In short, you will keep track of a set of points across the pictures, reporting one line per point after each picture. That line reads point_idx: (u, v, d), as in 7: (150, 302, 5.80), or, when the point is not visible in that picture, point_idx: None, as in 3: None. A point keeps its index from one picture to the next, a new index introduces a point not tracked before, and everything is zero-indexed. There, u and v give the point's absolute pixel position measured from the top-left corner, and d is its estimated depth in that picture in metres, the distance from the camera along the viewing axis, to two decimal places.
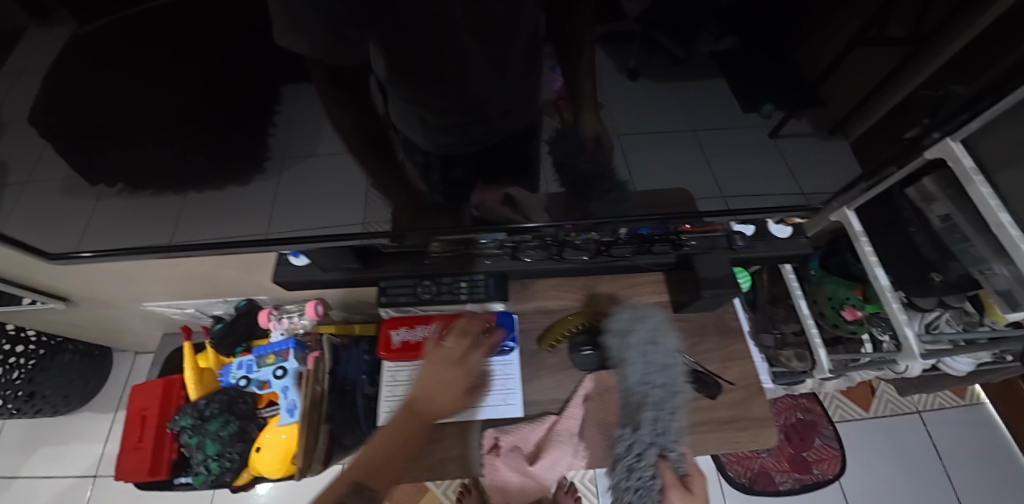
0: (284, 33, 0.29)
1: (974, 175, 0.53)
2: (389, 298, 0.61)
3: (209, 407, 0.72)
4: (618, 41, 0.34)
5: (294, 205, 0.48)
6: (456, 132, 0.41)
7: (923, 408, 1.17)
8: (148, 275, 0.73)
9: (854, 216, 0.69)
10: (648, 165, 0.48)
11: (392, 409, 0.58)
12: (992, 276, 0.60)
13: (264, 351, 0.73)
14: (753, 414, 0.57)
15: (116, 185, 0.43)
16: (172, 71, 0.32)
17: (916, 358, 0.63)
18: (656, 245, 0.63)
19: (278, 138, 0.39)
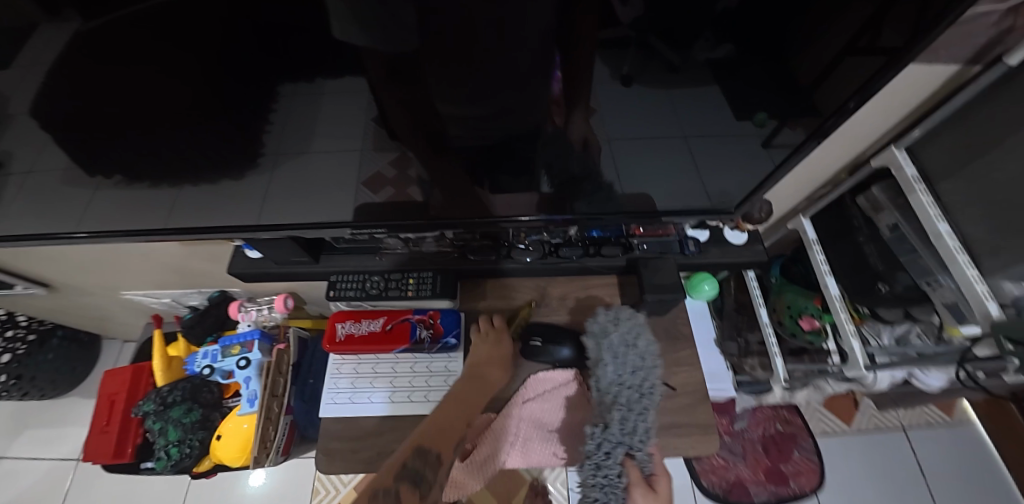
0: (281, 32, 0.30)
1: (915, 183, 0.57)
2: (338, 291, 0.62)
3: (173, 393, 0.72)
4: (614, 48, 0.33)
5: (285, 199, 0.49)
6: (445, 133, 0.40)
7: (907, 424, 1.14)
8: (127, 265, 0.74)
9: (808, 224, 0.73)
10: (632, 166, 0.48)
11: (335, 401, 0.58)
12: (938, 288, 0.60)
13: (231, 342, 0.76)
14: (696, 420, 0.57)
15: (114, 176, 0.44)
16: (174, 65, 0.32)
17: (860, 369, 0.64)
18: (606, 248, 0.62)
19: (274, 134, 0.40)
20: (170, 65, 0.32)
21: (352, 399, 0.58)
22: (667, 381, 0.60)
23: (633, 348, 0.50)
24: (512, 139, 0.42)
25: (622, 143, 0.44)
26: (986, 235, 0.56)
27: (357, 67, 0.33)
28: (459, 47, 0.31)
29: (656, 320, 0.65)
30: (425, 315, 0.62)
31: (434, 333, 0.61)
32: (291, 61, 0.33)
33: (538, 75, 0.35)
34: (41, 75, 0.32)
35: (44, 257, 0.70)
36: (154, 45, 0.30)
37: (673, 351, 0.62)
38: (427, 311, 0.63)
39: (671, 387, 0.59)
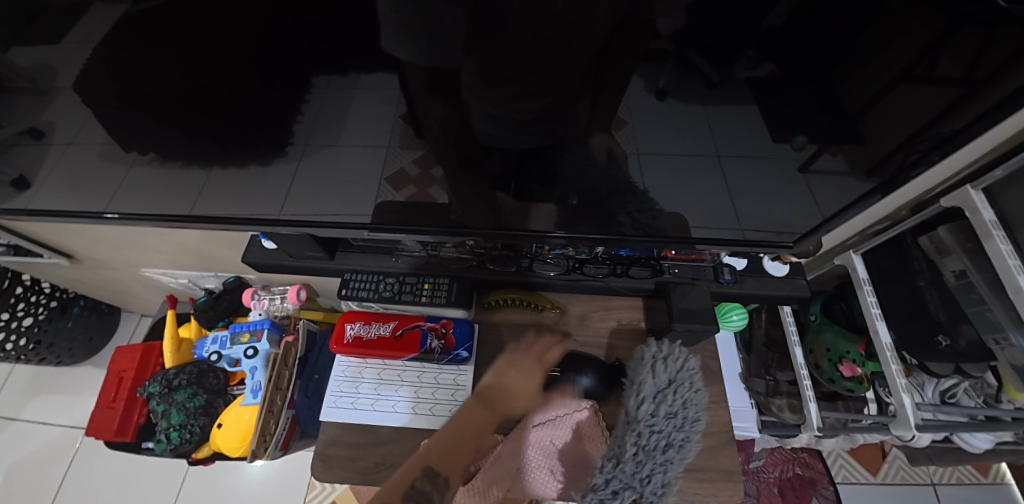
0: (324, 24, 0.30)
1: (992, 228, 0.52)
2: (351, 290, 0.62)
3: (178, 377, 0.75)
4: (652, 61, 0.32)
5: (311, 187, 0.49)
6: (471, 136, 0.40)
7: (938, 481, 1.08)
8: (152, 244, 0.76)
9: (859, 261, 0.70)
10: (667, 185, 0.47)
11: (352, 402, 0.58)
12: (1006, 347, 0.54)
13: (241, 329, 0.76)
14: (720, 465, 0.55)
15: (148, 154, 0.45)
16: (210, 52, 0.33)
17: (910, 428, 0.60)
18: (635, 269, 0.61)
19: (304, 126, 0.41)
20: (211, 52, 0.33)
21: (352, 405, 0.58)
22: None
23: (670, 392, 0.49)
24: (541, 149, 0.41)
25: (653, 158, 0.43)
26: None
27: (395, 62, 0.33)
28: (495, 55, 0.31)
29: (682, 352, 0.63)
30: (438, 323, 0.61)
31: (445, 343, 0.60)
32: (326, 53, 0.33)
33: (572, 90, 0.34)
34: (90, 51, 0.34)
35: (72, 229, 0.73)
36: (201, 26, 0.31)
37: None
38: (441, 319, 0.62)
39: None
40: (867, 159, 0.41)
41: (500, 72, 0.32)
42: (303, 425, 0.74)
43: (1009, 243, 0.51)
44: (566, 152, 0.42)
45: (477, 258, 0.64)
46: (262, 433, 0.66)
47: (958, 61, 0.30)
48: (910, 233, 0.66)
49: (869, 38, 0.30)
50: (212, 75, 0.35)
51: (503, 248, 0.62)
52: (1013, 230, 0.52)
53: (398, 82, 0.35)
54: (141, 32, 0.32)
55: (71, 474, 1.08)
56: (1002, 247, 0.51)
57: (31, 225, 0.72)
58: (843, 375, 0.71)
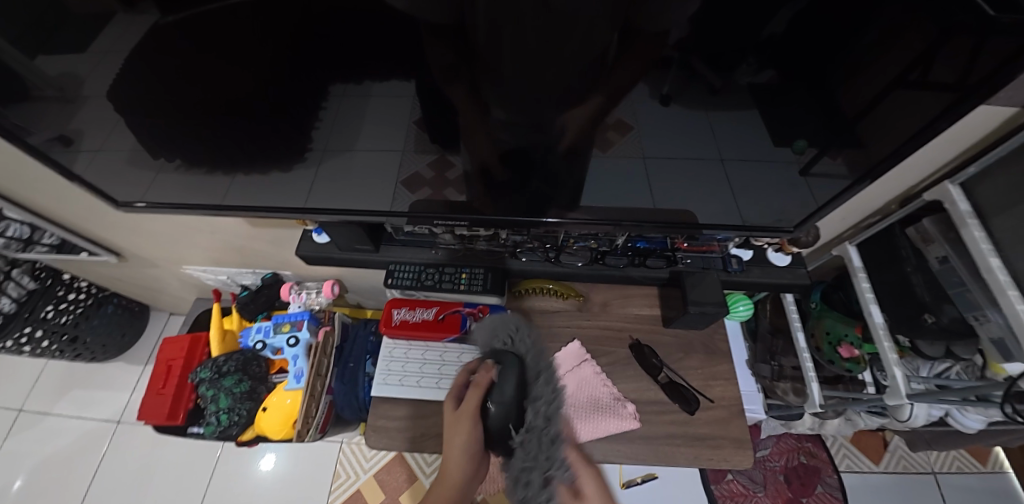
0: (342, 33, 0.32)
1: (967, 218, 0.54)
2: (395, 279, 0.62)
3: (226, 363, 0.75)
4: (656, 67, 0.34)
5: (329, 190, 0.50)
6: (482, 137, 0.41)
7: (939, 469, 1.08)
8: (190, 241, 0.78)
9: (854, 252, 0.71)
10: (674, 184, 0.48)
11: (392, 381, 0.60)
12: (986, 322, 0.56)
13: (282, 320, 0.78)
14: (731, 433, 0.56)
15: (174, 160, 0.47)
16: (235, 59, 0.35)
17: (901, 397, 0.61)
18: (651, 259, 0.62)
19: (322, 131, 0.43)
20: (240, 59, 0.35)
21: (401, 382, 0.60)
22: (705, 393, 0.59)
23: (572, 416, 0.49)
24: (548, 150, 0.43)
25: (657, 162, 0.45)
26: None
27: (412, 67, 0.35)
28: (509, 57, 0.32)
29: (694, 334, 0.64)
30: (476, 308, 0.64)
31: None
32: (345, 59, 0.34)
33: (581, 95, 0.36)
34: (118, 60, 0.35)
35: (120, 226, 0.75)
36: (233, 36, 0.32)
37: (709, 365, 0.61)
38: (477, 304, 0.65)
39: (709, 399, 0.59)
40: (865, 161, 0.43)
41: (515, 72, 0.34)
42: (340, 407, 0.76)
43: (982, 231, 0.53)
44: (573, 154, 0.43)
45: (508, 249, 0.64)
46: (306, 414, 0.68)
47: (951, 66, 0.32)
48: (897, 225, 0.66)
49: (865, 43, 0.31)
50: (240, 82, 0.37)
51: (534, 238, 0.64)
52: (987, 220, 0.53)
53: (411, 88, 0.37)
54: (175, 44, 0.34)
55: (105, 466, 1.09)
56: (978, 233, 0.53)
57: (84, 221, 0.74)
58: (842, 356, 0.73)
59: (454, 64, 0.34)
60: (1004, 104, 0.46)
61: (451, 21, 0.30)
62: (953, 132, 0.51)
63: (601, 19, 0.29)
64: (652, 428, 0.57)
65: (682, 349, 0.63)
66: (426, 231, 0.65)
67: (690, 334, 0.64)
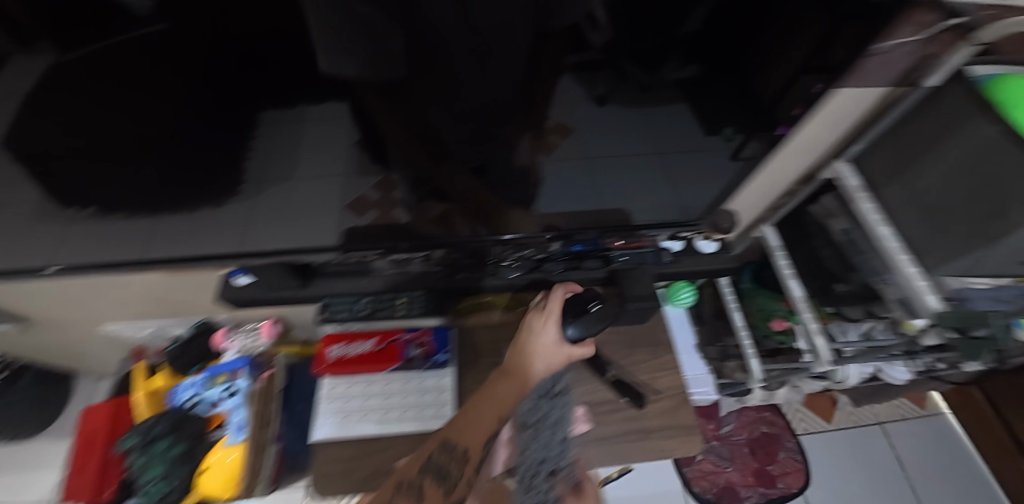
0: (267, 59, 0.31)
1: (857, 191, 0.64)
2: (329, 313, 0.61)
3: (157, 426, 0.69)
4: (586, 70, 0.35)
5: (269, 223, 0.48)
6: (427, 149, 0.40)
7: (884, 419, 1.21)
8: (115, 294, 0.71)
9: (771, 231, 0.78)
10: (616, 184, 0.50)
11: (336, 423, 0.54)
12: (886, 285, 0.64)
13: (216, 371, 0.71)
14: (679, 421, 0.58)
15: (90, 208, 0.41)
16: (154, 91, 0.32)
17: (826, 362, 0.68)
18: (587, 262, 0.63)
19: (255, 161, 0.40)
20: (156, 93, 0.32)
21: (349, 420, 0.55)
22: (651, 387, 0.61)
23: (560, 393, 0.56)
24: (492, 161, 0.43)
25: (599, 160, 0.46)
26: (932, 236, 0.56)
27: (346, 89, 0.34)
28: (446, 68, 0.32)
29: (639, 328, 0.66)
30: (417, 332, 0.62)
31: (425, 351, 0.60)
32: (273, 82, 0.33)
33: (521, 102, 0.37)
34: (15, 104, 0.30)
35: (29, 286, 0.67)
36: (145, 69, 0.30)
37: (654, 357, 0.64)
38: (419, 329, 0.63)
39: (655, 391, 0.60)
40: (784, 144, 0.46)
41: (453, 83, 0.34)
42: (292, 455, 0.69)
43: (872, 202, 0.63)
44: (517, 161, 0.44)
45: (443, 269, 0.64)
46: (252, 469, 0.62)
47: (847, 49, 0.35)
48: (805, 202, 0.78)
49: (772, 33, 0.34)
50: (158, 118, 0.34)
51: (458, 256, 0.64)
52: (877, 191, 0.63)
53: (347, 111, 0.36)
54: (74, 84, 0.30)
55: None
56: (867, 205, 0.63)
57: None
58: (775, 330, 0.82)
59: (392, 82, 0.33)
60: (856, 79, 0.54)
61: (377, 35, 0.29)
62: (846, 101, 0.62)
63: (532, 27, 0.30)
64: (604, 426, 0.58)
65: (625, 345, 0.65)
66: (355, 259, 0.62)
67: (636, 329, 0.66)
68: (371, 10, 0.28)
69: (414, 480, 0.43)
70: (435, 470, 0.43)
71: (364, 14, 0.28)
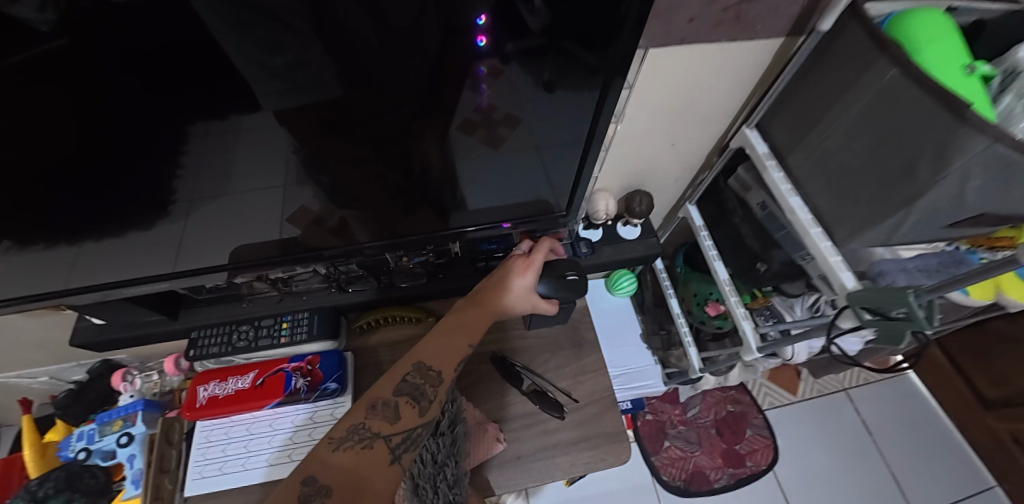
0: (187, 71, 0.28)
1: (765, 159, 0.62)
2: (200, 349, 0.56)
3: (42, 487, 0.56)
4: (532, 57, 0.33)
5: (208, 241, 0.45)
6: (373, 149, 0.38)
7: (848, 386, 1.25)
8: (39, 333, 0.65)
9: (694, 211, 0.82)
10: (566, 172, 0.50)
11: (215, 472, 0.53)
12: (806, 261, 0.63)
13: (109, 417, 0.61)
14: (604, 429, 0.59)
15: (1, 241, 0.38)
16: (57, 116, 0.28)
17: (753, 351, 0.67)
18: (494, 261, 0.64)
19: (186, 180, 0.37)
20: (65, 121, 0.29)
21: (245, 466, 0.53)
22: (570, 394, 0.61)
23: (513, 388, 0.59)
24: (442, 156, 0.42)
25: (551, 150, 0.46)
26: (830, 207, 0.56)
27: (277, 95, 0.31)
28: (381, 67, 0.30)
29: (558, 330, 0.66)
30: (302, 361, 0.57)
31: (311, 380, 0.56)
32: (195, 97, 0.30)
33: (465, 91, 0.35)
34: None
35: None
36: (47, 92, 0.26)
37: (578, 359, 0.64)
38: (305, 356, 0.58)
39: (574, 399, 0.60)
40: None
41: (392, 81, 0.32)
42: None
43: (781, 170, 0.62)
44: (466, 154, 0.42)
45: (333, 284, 0.60)
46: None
47: None
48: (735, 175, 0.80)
49: None
50: (67, 143, 0.30)
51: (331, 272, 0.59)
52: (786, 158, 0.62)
53: (284, 119, 0.33)
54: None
55: None
56: (777, 174, 0.61)
57: None
58: (710, 314, 0.80)
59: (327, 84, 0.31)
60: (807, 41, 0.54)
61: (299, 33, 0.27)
62: (721, 68, 0.57)
63: (472, 15, 0.29)
64: (522, 444, 0.58)
65: (550, 348, 0.64)
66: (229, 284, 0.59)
67: (554, 331, 0.66)
68: (295, 13, 0.25)
69: (387, 400, 0.47)
70: (408, 393, 0.47)
71: (287, 16, 0.25)
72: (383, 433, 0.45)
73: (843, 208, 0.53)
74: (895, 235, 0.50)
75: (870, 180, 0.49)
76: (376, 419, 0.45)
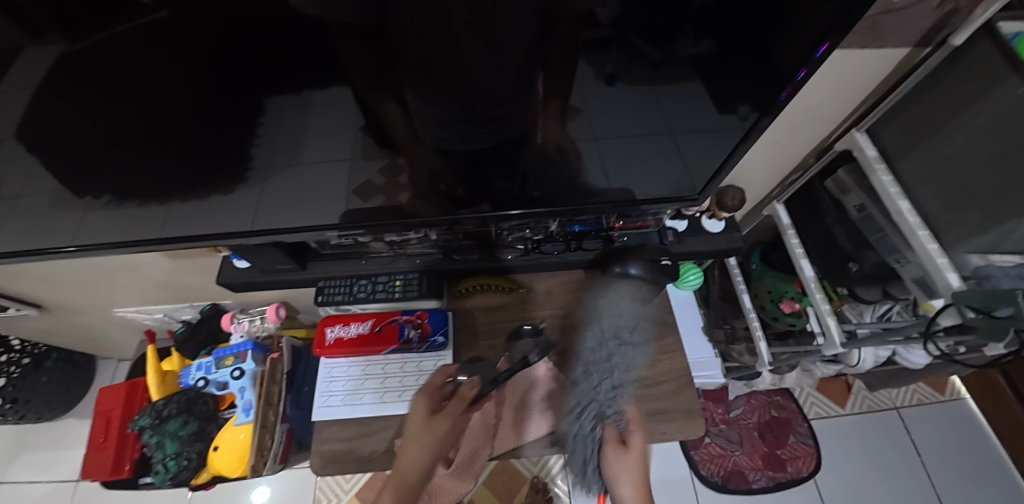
0: (272, 49, 0.30)
1: (875, 164, 0.60)
2: (326, 296, 0.61)
3: (168, 406, 0.70)
4: (596, 48, 0.34)
5: (277, 212, 0.49)
6: (451, 127, 0.40)
7: (901, 404, 1.19)
8: (121, 283, 0.73)
9: (782, 210, 0.79)
10: (625, 165, 0.50)
11: (345, 403, 0.58)
12: (904, 263, 0.64)
13: (223, 353, 0.70)
14: (680, 405, 0.59)
15: (104, 196, 0.43)
16: (157, 80, 0.31)
17: (836, 346, 0.66)
18: (587, 240, 0.64)
19: (262, 148, 0.40)
20: (163, 85, 0.32)
21: (364, 399, 0.59)
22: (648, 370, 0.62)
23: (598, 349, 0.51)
24: (504, 139, 0.43)
25: (608, 142, 0.46)
26: (938, 210, 0.56)
27: (354, 74, 0.33)
28: (450, 53, 0.31)
29: None
30: (413, 315, 0.62)
31: (422, 332, 0.61)
32: (275, 72, 0.32)
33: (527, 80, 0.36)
34: (31, 99, 0.31)
35: (45, 278, 0.69)
36: (151, 63, 0.29)
37: (656, 339, 0.65)
38: (415, 311, 0.63)
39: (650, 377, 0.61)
40: None
41: (460, 66, 0.33)
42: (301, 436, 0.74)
43: (889, 175, 0.60)
44: (528, 141, 0.43)
45: (440, 250, 0.62)
46: (259, 447, 0.64)
47: None
48: (817, 178, 0.77)
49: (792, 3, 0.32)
50: (164, 109, 0.34)
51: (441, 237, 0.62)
52: (897, 162, 0.61)
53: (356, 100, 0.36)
54: (77, 83, 0.30)
55: None
56: (886, 178, 0.59)
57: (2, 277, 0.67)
58: (784, 311, 0.81)
59: (386, 71, 0.33)
60: (875, 45, 0.52)
61: (372, 25, 0.28)
62: (838, 74, 0.56)
63: (539, 8, 0.29)
64: None
65: None
66: (352, 242, 0.62)
67: None
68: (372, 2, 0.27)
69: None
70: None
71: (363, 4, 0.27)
72: None
73: (959, 214, 0.54)
74: (1003, 242, 0.51)
75: (987, 188, 0.49)
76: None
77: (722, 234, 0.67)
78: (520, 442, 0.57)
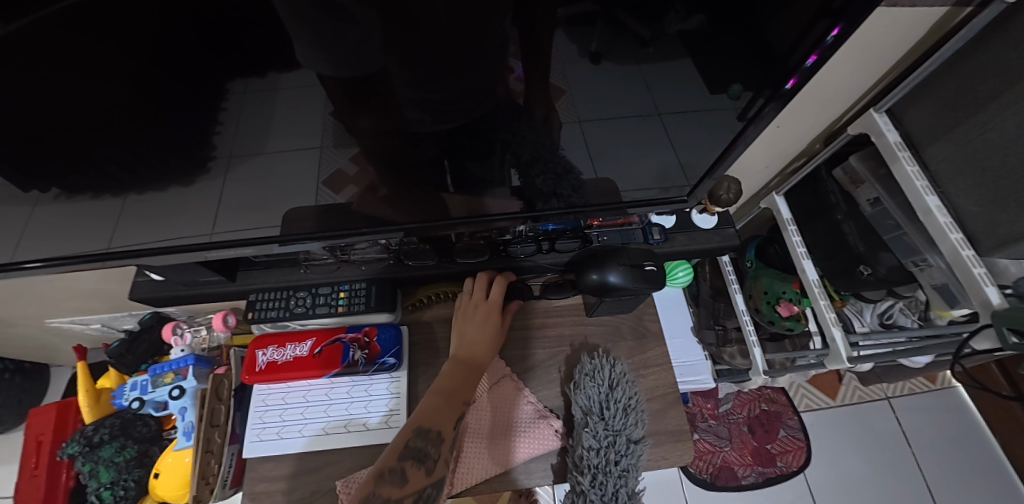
0: (229, 26, 0.27)
1: (897, 150, 0.61)
2: (258, 312, 0.58)
3: (98, 432, 0.68)
4: (582, 25, 0.31)
5: (244, 205, 0.45)
6: (428, 107, 0.37)
7: (892, 395, 1.23)
8: (76, 289, 0.69)
9: (781, 202, 0.81)
10: (609, 150, 0.48)
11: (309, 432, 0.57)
12: (926, 267, 0.64)
13: (161, 369, 0.67)
14: (667, 427, 0.59)
15: (52, 190, 0.39)
16: (100, 65, 0.28)
17: (842, 361, 0.68)
18: (561, 241, 0.62)
19: (225, 136, 0.37)
20: (107, 72, 0.28)
21: (300, 433, 0.57)
22: (641, 382, 0.62)
23: (615, 391, 0.57)
24: (485, 117, 0.40)
25: (594, 126, 0.43)
26: (973, 211, 0.55)
27: (320, 57, 0.30)
28: (426, 23, 0.29)
29: (623, 319, 0.66)
30: (359, 333, 0.60)
31: (369, 353, 0.59)
32: (233, 54, 0.29)
33: (509, 58, 0.34)
34: None
35: None
36: (94, 44, 0.26)
37: (641, 352, 0.64)
38: (362, 328, 0.61)
39: (646, 388, 0.61)
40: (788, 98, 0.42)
41: (437, 39, 0.30)
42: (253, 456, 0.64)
43: (915, 166, 0.60)
44: (510, 123, 0.41)
45: (393, 256, 0.61)
46: (200, 474, 0.56)
47: None
48: (827, 166, 0.76)
49: None
50: (111, 97, 0.30)
51: (384, 245, 0.61)
52: (922, 151, 0.61)
53: (333, 88, 0.33)
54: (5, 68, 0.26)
55: None
56: (909, 169, 0.60)
57: None
58: (782, 315, 0.82)
59: (355, 52, 0.30)
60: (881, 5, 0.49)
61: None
62: (860, 44, 0.55)
63: None
64: None
65: (611, 338, 0.65)
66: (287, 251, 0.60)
67: (619, 319, 0.66)
68: None
69: (394, 467, 0.47)
70: (412, 456, 0.48)
71: None
72: (395, 497, 0.45)
73: (997, 211, 0.53)
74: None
75: None
76: (387, 485, 0.45)
77: (714, 230, 0.66)
78: (508, 467, 0.55)
